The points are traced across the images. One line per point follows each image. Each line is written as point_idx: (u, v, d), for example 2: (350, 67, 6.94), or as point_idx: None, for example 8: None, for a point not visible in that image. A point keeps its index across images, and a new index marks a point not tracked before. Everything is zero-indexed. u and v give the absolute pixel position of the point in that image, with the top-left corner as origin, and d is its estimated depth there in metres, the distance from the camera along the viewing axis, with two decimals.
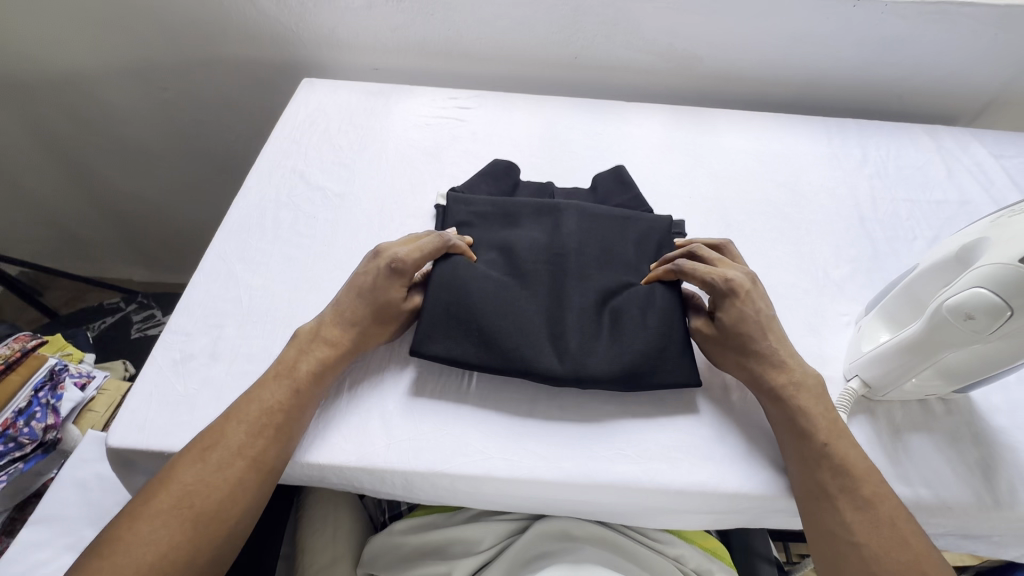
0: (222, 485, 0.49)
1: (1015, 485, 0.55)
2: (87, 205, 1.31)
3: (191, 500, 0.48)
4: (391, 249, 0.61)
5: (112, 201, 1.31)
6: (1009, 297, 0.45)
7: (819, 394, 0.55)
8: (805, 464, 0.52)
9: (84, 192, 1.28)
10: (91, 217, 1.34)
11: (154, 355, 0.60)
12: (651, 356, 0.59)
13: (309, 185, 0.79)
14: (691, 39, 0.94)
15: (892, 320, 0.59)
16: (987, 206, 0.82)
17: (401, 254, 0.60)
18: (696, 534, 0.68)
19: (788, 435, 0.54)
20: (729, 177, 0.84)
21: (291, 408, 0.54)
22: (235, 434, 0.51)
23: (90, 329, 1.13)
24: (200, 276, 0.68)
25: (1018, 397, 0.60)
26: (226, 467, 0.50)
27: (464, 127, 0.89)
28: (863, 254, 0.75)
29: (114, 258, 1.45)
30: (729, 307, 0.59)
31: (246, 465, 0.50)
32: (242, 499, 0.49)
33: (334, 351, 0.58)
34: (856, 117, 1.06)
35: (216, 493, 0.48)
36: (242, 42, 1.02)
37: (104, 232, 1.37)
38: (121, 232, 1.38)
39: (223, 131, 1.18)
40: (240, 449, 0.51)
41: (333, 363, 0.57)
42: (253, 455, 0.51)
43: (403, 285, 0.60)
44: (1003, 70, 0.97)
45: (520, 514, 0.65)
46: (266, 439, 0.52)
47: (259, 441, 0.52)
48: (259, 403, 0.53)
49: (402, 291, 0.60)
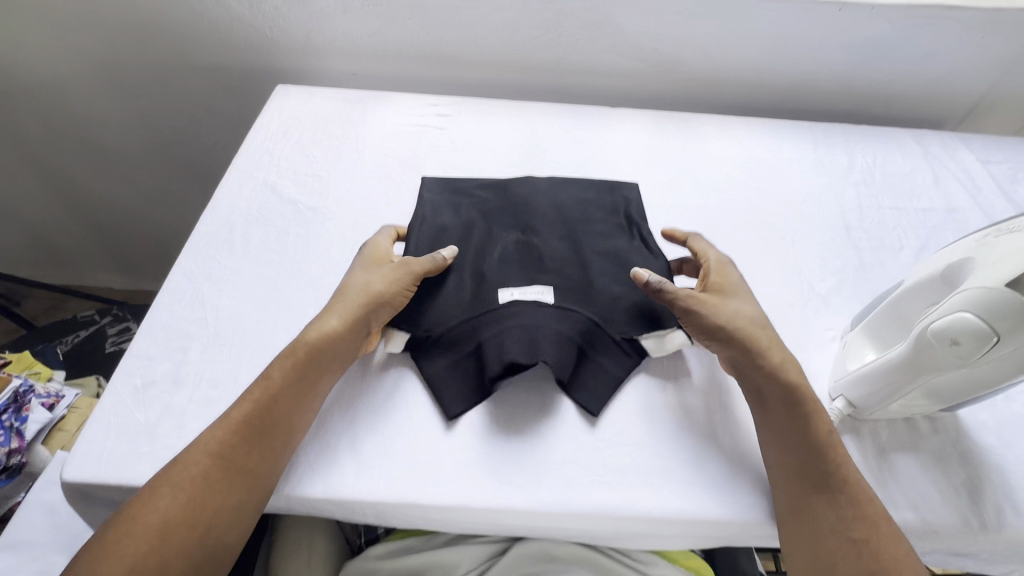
0: (190, 487, 0.47)
1: (1002, 506, 0.53)
2: (61, 214, 1.27)
3: (160, 503, 0.46)
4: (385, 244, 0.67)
5: (86, 209, 1.27)
6: (995, 322, 0.44)
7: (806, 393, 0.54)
8: (802, 459, 0.51)
9: (56, 200, 1.24)
10: (66, 227, 1.30)
11: (114, 381, 0.58)
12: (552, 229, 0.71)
13: (281, 198, 0.76)
14: (675, 42, 0.92)
15: (877, 337, 0.57)
16: (973, 213, 0.81)
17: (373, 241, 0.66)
18: (680, 553, 0.66)
19: (784, 437, 0.53)
20: (713, 186, 0.82)
21: (269, 405, 0.52)
22: (212, 436, 0.50)
23: (63, 343, 1.10)
24: (165, 296, 0.65)
25: (1004, 414, 0.59)
26: (196, 469, 0.48)
27: (442, 136, 0.86)
28: (849, 265, 0.74)
29: (90, 267, 1.41)
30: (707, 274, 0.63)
31: (218, 465, 0.49)
32: (214, 503, 0.47)
33: (313, 339, 0.56)
34: (843, 120, 1.05)
35: (183, 495, 0.47)
36: (215, 49, 0.99)
37: (79, 242, 1.34)
38: (97, 241, 1.34)
39: (199, 138, 1.15)
40: (212, 447, 0.49)
41: (309, 348, 0.55)
42: (226, 455, 0.49)
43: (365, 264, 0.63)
44: (990, 73, 0.96)
45: (498, 536, 0.63)
46: (238, 436, 0.50)
47: (229, 439, 0.50)
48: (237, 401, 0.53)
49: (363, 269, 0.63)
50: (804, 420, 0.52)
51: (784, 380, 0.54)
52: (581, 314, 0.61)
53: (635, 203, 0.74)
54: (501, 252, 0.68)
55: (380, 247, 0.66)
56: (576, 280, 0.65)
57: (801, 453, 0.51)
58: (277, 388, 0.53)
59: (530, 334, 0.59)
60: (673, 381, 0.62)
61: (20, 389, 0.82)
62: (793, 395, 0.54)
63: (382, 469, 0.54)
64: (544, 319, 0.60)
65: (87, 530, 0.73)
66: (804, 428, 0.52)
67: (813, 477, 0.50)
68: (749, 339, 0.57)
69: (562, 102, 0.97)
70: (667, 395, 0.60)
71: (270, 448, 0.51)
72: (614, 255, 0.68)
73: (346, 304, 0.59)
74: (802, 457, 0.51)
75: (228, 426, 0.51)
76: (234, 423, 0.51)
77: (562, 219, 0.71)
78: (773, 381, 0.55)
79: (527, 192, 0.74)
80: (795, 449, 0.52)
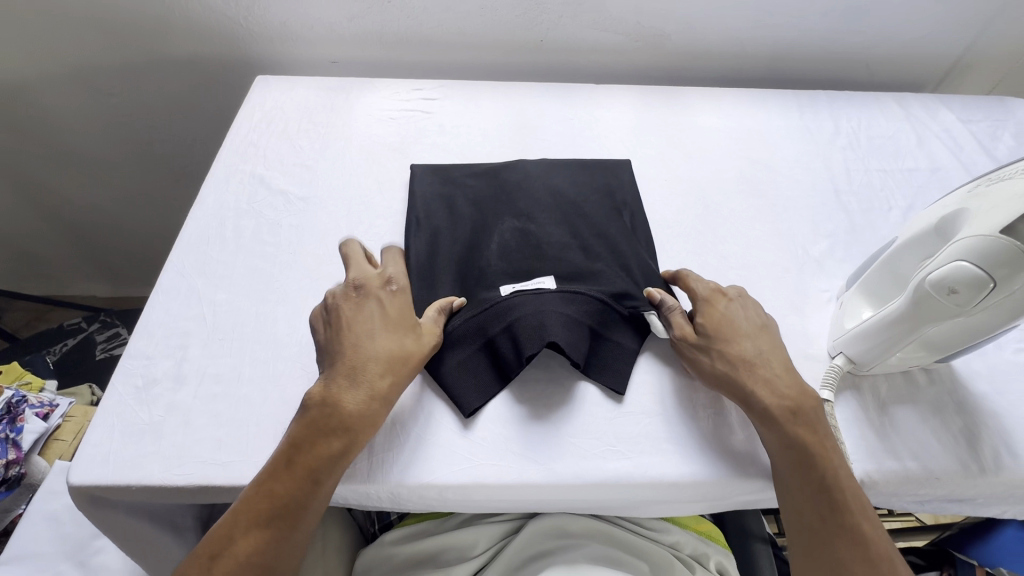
0: None
1: (999, 450, 0.55)
2: (38, 222, 1.23)
3: None
4: (397, 276, 0.59)
5: (64, 215, 1.23)
6: (992, 270, 0.45)
7: (815, 423, 0.52)
8: (801, 488, 0.50)
9: (32, 208, 1.20)
10: (44, 234, 1.26)
11: (115, 383, 0.57)
12: (547, 211, 0.71)
13: (270, 190, 0.75)
14: (657, 16, 0.91)
15: (874, 294, 0.58)
16: (957, 171, 0.82)
17: (390, 280, 0.59)
18: (689, 518, 0.68)
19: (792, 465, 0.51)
20: (704, 156, 0.82)
21: (296, 501, 0.47)
22: (232, 543, 0.46)
23: (51, 353, 1.08)
24: (159, 294, 0.64)
25: (994, 361, 0.61)
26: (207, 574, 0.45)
27: (430, 120, 0.85)
28: (841, 227, 0.75)
29: (73, 275, 1.37)
30: (708, 309, 0.59)
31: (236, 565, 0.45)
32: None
33: (362, 430, 0.51)
34: (825, 87, 1.06)
35: None
36: (188, 43, 0.96)
37: (59, 249, 1.30)
38: (77, 248, 1.30)
39: (176, 135, 1.12)
40: (246, 558, 0.45)
41: (355, 441, 0.50)
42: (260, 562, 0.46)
43: (384, 319, 0.56)
44: (965, 33, 0.97)
45: (512, 514, 0.64)
46: (247, 535, 0.46)
47: (269, 547, 0.46)
48: (247, 503, 0.47)
49: (389, 331, 0.55)
50: (792, 451, 0.51)
51: (781, 419, 0.52)
52: (586, 298, 0.61)
53: (627, 183, 0.75)
54: (497, 235, 0.68)
55: (407, 291, 0.59)
56: (576, 264, 0.65)
57: (796, 484, 0.50)
58: (315, 482, 0.48)
59: (538, 319, 0.58)
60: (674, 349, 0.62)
61: (13, 399, 0.82)
62: (783, 428, 0.52)
63: (392, 464, 0.54)
64: (550, 304, 0.59)
65: (95, 534, 0.72)
66: (796, 460, 0.51)
67: (820, 506, 0.49)
68: (743, 387, 0.54)
69: (547, 80, 0.96)
70: (670, 367, 0.61)
71: (303, 537, 0.48)
72: (607, 234, 0.69)
73: (384, 386, 0.53)
74: (799, 485, 0.50)
75: (242, 528, 0.46)
76: (252, 524, 0.46)
77: (558, 204, 0.71)
78: (762, 417, 0.53)
79: (520, 177, 0.74)
80: (795, 479, 0.50)
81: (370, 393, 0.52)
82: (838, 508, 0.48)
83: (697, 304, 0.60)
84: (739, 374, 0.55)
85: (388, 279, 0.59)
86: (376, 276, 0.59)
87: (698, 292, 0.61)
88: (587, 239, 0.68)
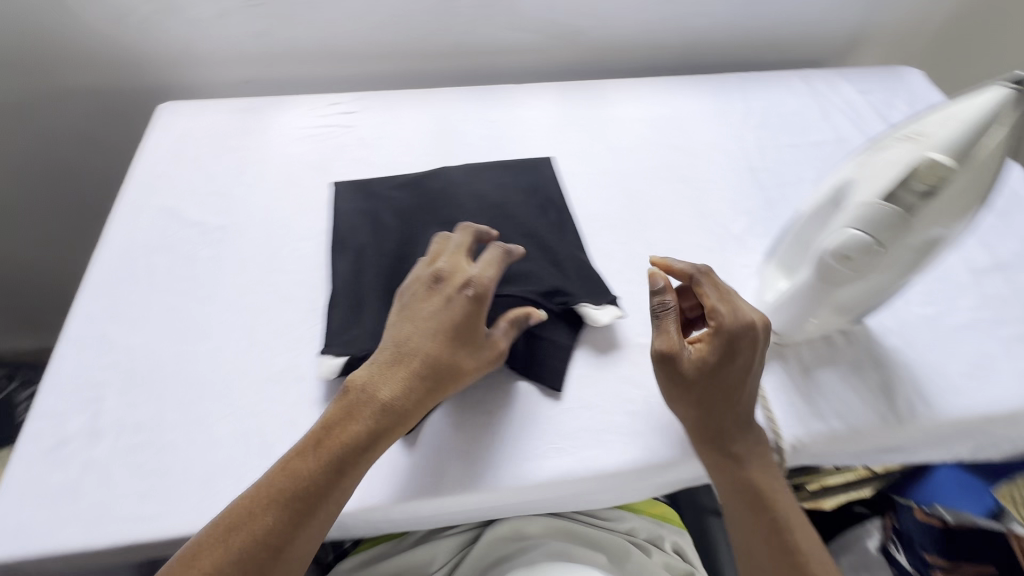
0: None
1: (913, 399, 0.59)
2: None
3: None
4: (478, 275, 0.55)
5: None
6: (878, 234, 0.50)
7: (768, 466, 0.53)
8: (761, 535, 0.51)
9: None
10: None
11: (22, 447, 0.53)
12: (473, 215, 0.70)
13: (183, 222, 0.72)
14: (569, 12, 0.93)
15: (787, 266, 0.60)
16: (860, 140, 0.87)
17: (469, 277, 0.55)
18: (643, 503, 0.69)
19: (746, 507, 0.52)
20: (626, 146, 0.84)
21: (309, 497, 0.46)
22: (231, 533, 0.44)
23: None
24: (66, 345, 0.60)
25: (904, 316, 0.65)
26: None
27: (350, 134, 0.83)
28: (758, 204, 0.78)
29: None
30: (724, 346, 0.51)
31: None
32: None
33: (388, 425, 0.50)
34: (739, 70, 1.10)
35: None
36: (85, 74, 0.91)
37: None
38: None
39: (84, 171, 1.05)
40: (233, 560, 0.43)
41: (379, 436, 0.49)
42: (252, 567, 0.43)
43: (443, 316, 0.53)
44: (857, 10, 1.04)
45: (468, 524, 0.63)
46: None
47: (258, 554, 0.44)
48: (266, 490, 0.46)
49: (444, 329, 0.53)
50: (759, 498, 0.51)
51: (739, 465, 0.52)
52: (516, 298, 0.61)
53: (551, 180, 0.76)
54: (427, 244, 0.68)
55: (483, 293, 0.54)
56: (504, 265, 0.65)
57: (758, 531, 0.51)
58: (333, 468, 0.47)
59: None
60: (609, 339, 0.63)
61: None
62: (746, 470, 0.52)
63: None
64: None
65: None
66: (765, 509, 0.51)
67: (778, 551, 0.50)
68: (712, 432, 0.52)
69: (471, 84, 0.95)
70: (605, 355, 0.62)
71: (303, 550, 0.46)
72: (534, 231, 0.69)
73: (423, 386, 0.51)
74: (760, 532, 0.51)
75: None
76: (257, 515, 0.45)
77: (484, 207, 0.71)
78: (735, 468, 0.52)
79: (443, 184, 0.74)
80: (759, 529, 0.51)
81: (407, 395, 0.50)
82: (790, 551, 0.50)
83: (715, 335, 0.52)
84: (716, 419, 0.52)
85: (469, 279, 0.55)
86: (460, 275, 0.55)
87: (724, 324, 0.52)
88: (514, 239, 0.68)
